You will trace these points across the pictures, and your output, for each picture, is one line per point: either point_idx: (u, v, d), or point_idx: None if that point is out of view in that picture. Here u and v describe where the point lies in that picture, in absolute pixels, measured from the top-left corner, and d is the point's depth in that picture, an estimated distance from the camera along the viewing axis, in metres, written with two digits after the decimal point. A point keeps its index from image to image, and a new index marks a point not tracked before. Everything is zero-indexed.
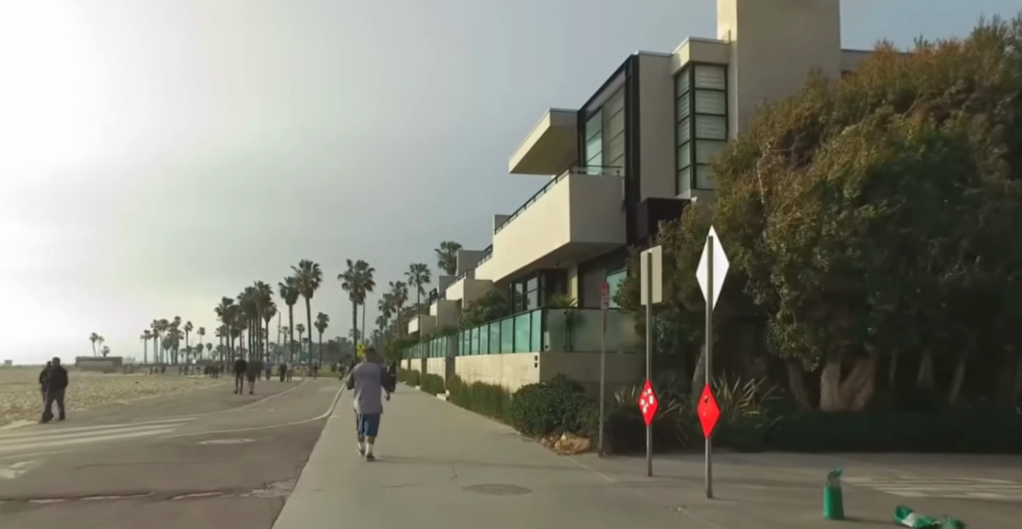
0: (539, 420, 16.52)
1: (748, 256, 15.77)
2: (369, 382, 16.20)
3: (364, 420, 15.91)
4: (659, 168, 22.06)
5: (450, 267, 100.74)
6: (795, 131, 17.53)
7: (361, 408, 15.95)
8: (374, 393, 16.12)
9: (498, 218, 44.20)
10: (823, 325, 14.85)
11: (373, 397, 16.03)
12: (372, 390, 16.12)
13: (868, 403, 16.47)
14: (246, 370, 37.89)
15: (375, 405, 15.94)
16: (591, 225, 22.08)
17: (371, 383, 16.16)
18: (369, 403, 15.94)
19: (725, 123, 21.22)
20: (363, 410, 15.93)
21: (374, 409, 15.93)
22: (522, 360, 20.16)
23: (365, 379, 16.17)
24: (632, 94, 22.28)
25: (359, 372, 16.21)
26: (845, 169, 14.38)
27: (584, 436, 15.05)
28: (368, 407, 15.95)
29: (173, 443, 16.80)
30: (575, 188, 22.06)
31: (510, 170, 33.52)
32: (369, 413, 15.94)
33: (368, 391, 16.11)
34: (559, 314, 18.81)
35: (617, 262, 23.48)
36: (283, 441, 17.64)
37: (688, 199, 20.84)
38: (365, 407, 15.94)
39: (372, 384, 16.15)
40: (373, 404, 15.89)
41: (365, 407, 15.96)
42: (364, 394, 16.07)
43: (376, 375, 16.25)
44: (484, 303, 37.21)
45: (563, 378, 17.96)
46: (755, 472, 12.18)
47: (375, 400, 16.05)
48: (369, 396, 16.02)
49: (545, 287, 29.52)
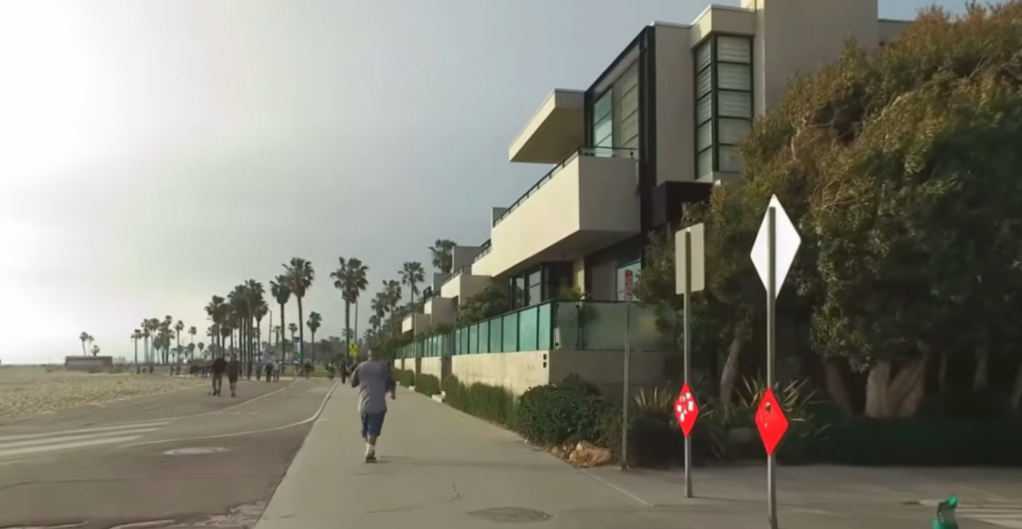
0: (550, 427, 14.57)
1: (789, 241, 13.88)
2: (373, 380, 14.55)
3: (367, 419, 14.29)
4: (678, 149, 20.20)
5: (445, 265, 98.81)
6: (835, 103, 15.63)
7: (365, 407, 14.33)
8: (379, 392, 14.48)
9: (496, 211, 42.35)
10: (876, 319, 12.89)
11: (378, 397, 14.39)
12: (378, 389, 14.51)
13: (918, 409, 14.52)
14: (228, 370, 36.04)
15: (381, 405, 14.35)
16: (602, 212, 20.22)
17: (377, 382, 14.50)
18: (374, 402, 14.31)
19: (751, 100, 19.35)
20: (366, 409, 14.31)
21: (378, 409, 14.33)
22: (528, 358, 18.25)
23: (368, 377, 14.51)
24: (647, 68, 20.41)
25: (362, 368, 14.57)
26: (905, 140, 12.32)
27: (604, 446, 13.14)
28: (371, 406, 14.30)
29: (138, 454, 14.94)
30: (584, 171, 20.16)
31: (509, 159, 31.74)
32: (372, 412, 14.30)
33: (373, 390, 14.49)
34: (571, 308, 16.89)
35: (631, 252, 21.63)
36: (260, 451, 15.75)
37: (711, 181, 18.99)
38: (368, 407, 14.29)
39: (377, 382, 14.50)
40: (379, 404, 14.29)
41: (370, 406, 14.31)
42: (369, 392, 14.43)
43: (382, 372, 14.61)
44: (483, 299, 35.06)
45: (576, 381, 16.04)
46: (813, 493, 10.29)
47: (380, 401, 14.43)
48: (374, 395, 14.38)
49: (548, 280, 27.48)
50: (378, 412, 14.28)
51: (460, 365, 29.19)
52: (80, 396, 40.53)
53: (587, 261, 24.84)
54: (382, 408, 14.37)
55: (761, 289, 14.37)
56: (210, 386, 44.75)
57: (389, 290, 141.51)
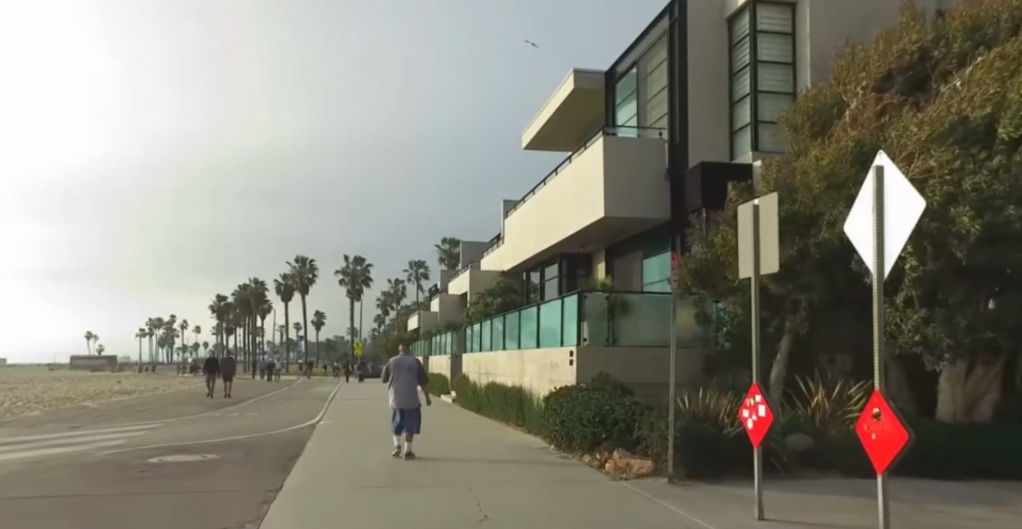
0: (581, 432, 12.95)
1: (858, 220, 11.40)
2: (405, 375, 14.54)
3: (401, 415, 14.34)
4: (711, 129, 18.54)
5: (453, 263, 97.23)
6: (898, 71, 13.51)
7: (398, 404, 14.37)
8: (411, 387, 14.50)
9: (507, 203, 40.61)
10: (960, 312, 11.19)
11: (410, 392, 14.42)
12: (410, 384, 14.50)
13: (995, 413, 12.78)
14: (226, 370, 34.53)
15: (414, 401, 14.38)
16: (628, 197, 18.60)
17: (409, 377, 14.49)
18: (406, 398, 14.35)
19: (792, 73, 17.64)
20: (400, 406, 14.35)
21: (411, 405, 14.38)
22: (550, 355, 16.64)
23: (401, 374, 14.51)
24: (677, 40, 18.75)
25: (395, 365, 14.55)
26: (997, 102, 10.57)
27: (646, 455, 11.53)
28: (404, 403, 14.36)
29: (116, 464, 13.47)
30: (609, 152, 18.50)
31: (523, 146, 30.12)
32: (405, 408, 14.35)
33: (405, 385, 14.49)
34: (599, 300, 15.32)
35: (659, 242, 20.02)
36: (254, 459, 14.25)
37: (750, 162, 17.21)
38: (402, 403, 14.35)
39: (409, 377, 14.49)
40: (412, 400, 14.34)
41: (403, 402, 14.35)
42: (401, 388, 14.45)
43: (413, 367, 14.58)
44: (494, 294, 33.44)
45: (607, 381, 14.40)
46: (907, 515, 8.66)
47: (413, 396, 14.44)
48: (406, 391, 14.40)
49: (566, 273, 25.88)
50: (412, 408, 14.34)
51: (472, 364, 27.55)
52: (73, 396, 39.08)
53: (608, 251, 23.26)
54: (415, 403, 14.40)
55: (822, 276, 12.31)
56: (208, 384, 43.25)
57: (394, 287, 139.99)
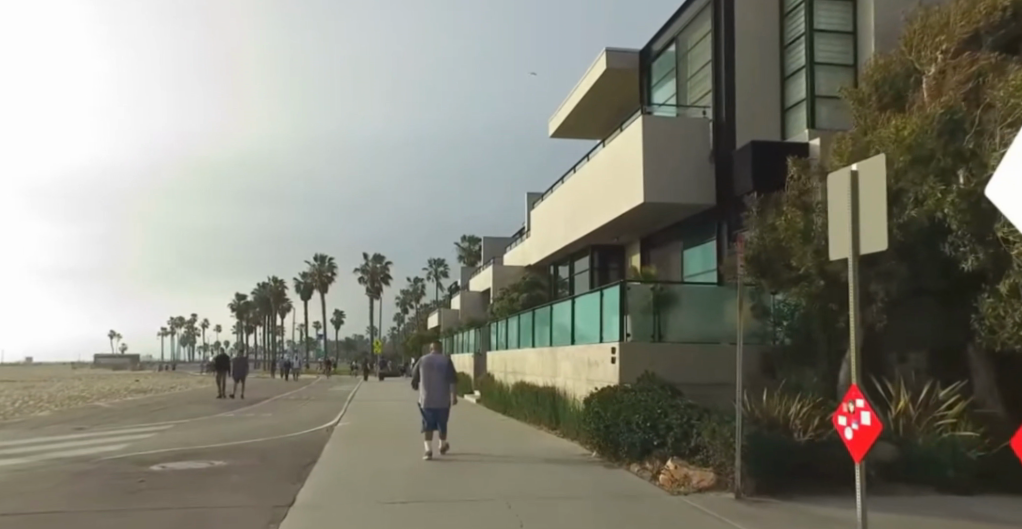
0: (629, 438, 11.53)
1: (952, 196, 9.77)
2: (434, 373, 13.72)
3: (429, 414, 13.54)
4: (760, 106, 17.06)
5: (473, 260, 96.41)
6: (987, 30, 11.70)
7: (425, 403, 13.56)
8: (442, 386, 13.70)
9: (531, 195, 39.19)
10: None
11: (442, 392, 13.63)
12: (438, 382, 13.66)
13: None
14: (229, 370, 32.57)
15: (445, 401, 13.63)
16: (670, 180, 17.08)
17: (440, 376, 13.67)
18: (438, 398, 13.53)
19: (853, 44, 16.10)
20: (428, 404, 13.53)
21: (442, 406, 13.61)
22: (588, 352, 15.23)
23: (430, 371, 13.66)
24: (725, 10, 17.21)
25: (425, 361, 13.66)
26: None
27: (708, 466, 10.09)
28: (434, 402, 13.55)
29: (114, 473, 12.20)
30: (649, 131, 16.97)
31: (549, 134, 28.62)
32: (434, 408, 13.55)
33: (435, 383, 13.68)
34: (644, 292, 13.91)
35: (701, 230, 18.56)
36: (265, 466, 12.96)
37: (807, 140, 15.60)
38: (431, 402, 13.53)
39: (439, 375, 13.66)
40: (443, 401, 13.56)
41: (432, 401, 13.54)
42: (430, 387, 13.62)
43: (445, 365, 13.75)
44: (520, 289, 32.10)
45: (653, 381, 13.09)
46: None
47: (439, 394, 13.60)
48: (437, 390, 13.57)
49: (597, 267, 24.45)
50: (442, 409, 13.58)
51: (497, 362, 26.22)
52: (88, 396, 38.02)
53: (643, 242, 21.86)
54: (446, 405, 13.65)
55: (906, 262, 10.86)
56: (224, 383, 42.18)
57: (414, 286, 138.98)
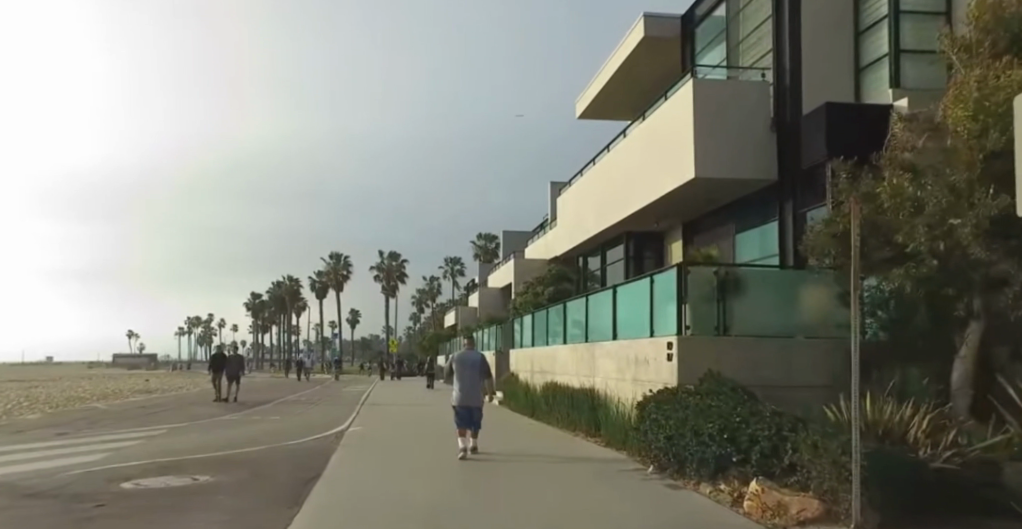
0: (698, 452, 9.36)
1: None
2: (466, 370, 12.05)
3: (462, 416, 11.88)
4: (830, 66, 14.94)
5: (490, 257, 94.31)
6: None
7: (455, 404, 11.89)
8: (476, 384, 11.98)
9: (555, 186, 36.98)
10: None
11: (476, 389, 11.93)
12: (473, 381, 11.99)
13: None
14: (229, 368, 30.62)
15: (479, 400, 11.90)
16: (725, 152, 14.82)
17: (472, 373, 11.97)
18: (469, 397, 11.84)
19: None
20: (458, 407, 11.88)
21: (476, 405, 11.88)
22: (636, 348, 13.09)
23: (461, 369, 12.01)
24: None
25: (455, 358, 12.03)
26: None
27: (809, 491, 7.90)
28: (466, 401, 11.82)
29: (75, 493, 10.12)
30: (702, 94, 14.71)
31: (578, 115, 26.46)
32: (469, 409, 11.86)
33: (467, 381, 11.99)
34: (707, 277, 11.74)
35: (757, 211, 16.43)
36: (260, 481, 10.98)
37: (892, 100, 13.44)
38: (462, 401, 11.83)
39: (470, 373, 11.99)
40: (477, 399, 11.85)
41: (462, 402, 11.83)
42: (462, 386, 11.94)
43: (477, 361, 12.05)
44: (546, 283, 29.99)
45: (720, 381, 10.93)
46: None
47: (475, 393, 11.94)
48: (469, 388, 11.89)
49: (633, 256, 22.33)
50: (475, 409, 11.85)
51: (523, 362, 24.14)
52: (87, 398, 35.95)
53: (687, 226, 19.75)
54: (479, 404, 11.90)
55: None
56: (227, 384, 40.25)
57: (430, 286, 136.92)
